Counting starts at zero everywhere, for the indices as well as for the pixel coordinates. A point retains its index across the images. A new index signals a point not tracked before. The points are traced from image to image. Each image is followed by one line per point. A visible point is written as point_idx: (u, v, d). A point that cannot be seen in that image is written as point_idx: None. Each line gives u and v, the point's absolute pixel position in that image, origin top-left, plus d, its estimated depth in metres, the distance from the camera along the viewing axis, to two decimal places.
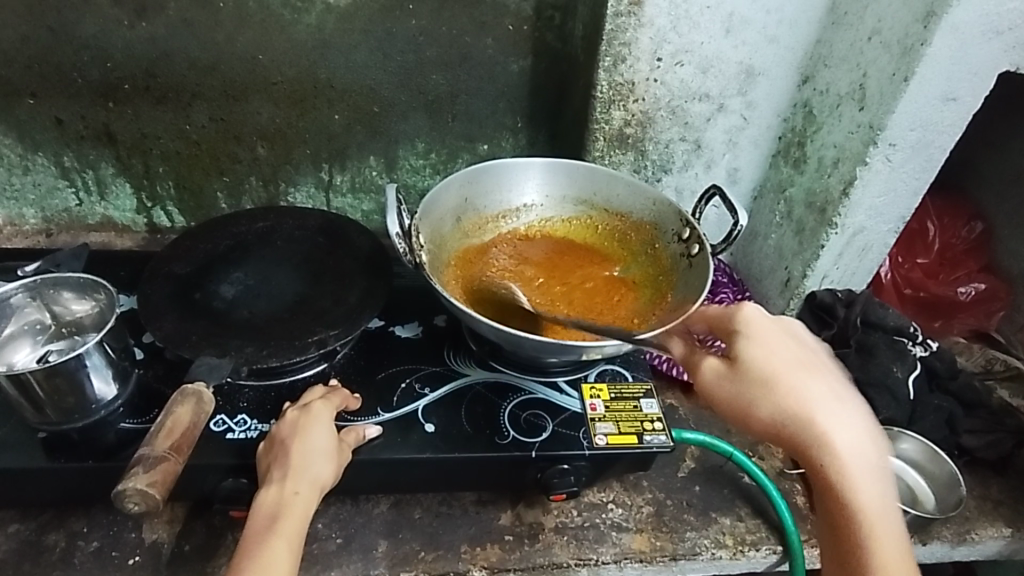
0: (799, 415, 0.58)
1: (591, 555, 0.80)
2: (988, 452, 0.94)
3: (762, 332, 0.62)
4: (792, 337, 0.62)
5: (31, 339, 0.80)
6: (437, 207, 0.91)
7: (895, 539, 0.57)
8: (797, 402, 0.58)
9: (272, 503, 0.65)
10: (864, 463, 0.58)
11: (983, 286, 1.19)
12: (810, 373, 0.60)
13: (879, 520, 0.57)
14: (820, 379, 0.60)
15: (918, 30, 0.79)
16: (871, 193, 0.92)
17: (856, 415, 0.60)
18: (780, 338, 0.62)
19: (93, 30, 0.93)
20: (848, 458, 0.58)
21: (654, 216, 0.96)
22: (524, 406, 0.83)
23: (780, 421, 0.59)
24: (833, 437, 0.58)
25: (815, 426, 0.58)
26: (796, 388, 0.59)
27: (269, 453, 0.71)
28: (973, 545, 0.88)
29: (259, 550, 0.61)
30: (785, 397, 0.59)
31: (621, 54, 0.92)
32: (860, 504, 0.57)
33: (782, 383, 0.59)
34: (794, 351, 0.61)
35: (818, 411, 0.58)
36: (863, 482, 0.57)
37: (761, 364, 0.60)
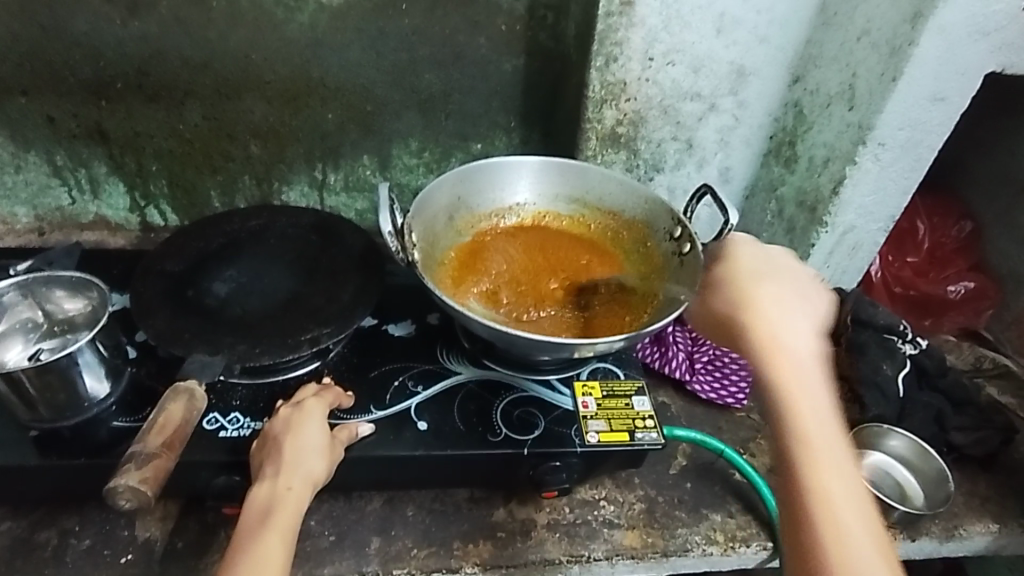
0: (743, 310, 0.64)
1: (582, 552, 0.81)
2: (976, 448, 0.94)
3: (742, 254, 0.70)
4: (770, 260, 0.69)
5: (23, 337, 0.79)
6: (431, 204, 0.92)
7: (830, 450, 0.57)
8: (750, 298, 0.64)
9: (264, 498, 0.65)
10: (809, 367, 0.60)
11: (972, 285, 1.20)
12: (775, 283, 0.66)
13: (808, 425, 0.58)
14: (783, 287, 0.65)
15: (906, 30, 0.80)
16: (860, 192, 0.92)
17: (810, 332, 0.62)
18: (758, 258, 0.69)
19: (85, 27, 0.93)
20: (788, 356, 0.61)
21: (646, 214, 0.96)
22: (517, 403, 0.84)
23: (730, 316, 0.65)
24: (773, 330, 0.62)
25: (753, 319, 0.63)
26: (755, 289, 0.65)
27: (262, 449, 0.71)
28: (961, 540, 0.88)
29: (252, 543, 0.61)
30: (737, 296, 0.66)
31: (612, 53, 0.92)
32: (796, 406, 0.58)
33: (749, 287, 0.66)
34: (762, 265, 0.68)
35: (763, 310, 0.63)
36: (806, 390, 0.59)
37: (726, 277, 0.68)
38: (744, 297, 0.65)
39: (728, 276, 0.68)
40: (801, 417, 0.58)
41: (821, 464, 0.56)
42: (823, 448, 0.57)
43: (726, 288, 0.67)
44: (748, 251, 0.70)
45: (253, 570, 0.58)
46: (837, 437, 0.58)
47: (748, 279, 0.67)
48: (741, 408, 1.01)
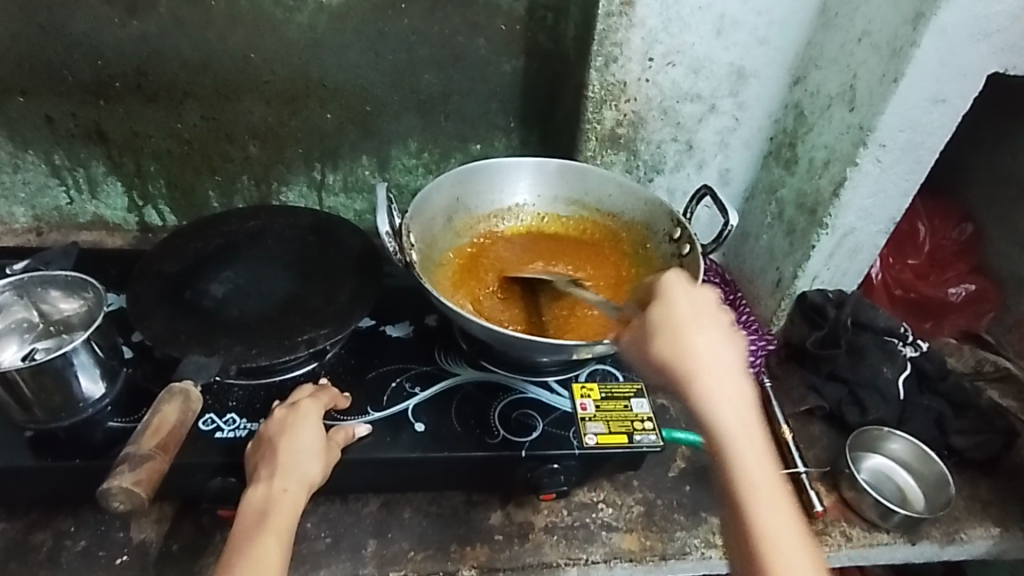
0: (681, 364, 0.57)
1: (580, 555, 0.80)
2: (977, 452, 0.94)
3: (668, 292, 0.62)
4: (692, 298, 0.62)
5: (19, 337, 0.80)
6: (430, 206, 0.91)
7: (781, 519, 0.53)
8: (684, 351, 0.58)
9: (260, 500, 0.64)
10: (746, 429, 0.55)
11: (973, 288, 1.20)
12: (705, 329, 0.59)
13: (760, 494, 0.53)
14: (712, 335, 0.59)
15: (907, 31, 0.80)
16: (860, 194, 0.92)
17: (745, 385, 0.57)
18: (684, 298, 0.61)
19: (83, 27, 0.93)
20: (726, 416, 0.55)
21: (645, 216, 0.96)
22: (515, 405, 0.83)
23: (666, 368, 0.58)
24: (711, 386, 0.56)
25: (695, 374, 0.57)
26: (683, 339, 0.58)
27: (257, 452, 0.70)
28: (962, 545, 0.88)
29: (249, 544, 0.60)
30: (670, 346, 0.58)
31: (612, 54, 0.92)
32: (746, 475, 0.54)
33: (673, 337, 0.59)
34: (688, 307, 0.61)
35: (701, 365, 0.57)
36: (752, 454, 0.54)
37: (658, 319, 0.60)
38: (677, 347, 0.58)
39: (656, 321, 0.60)
40: (753, 487, 0.53)
41: (774, 539, 0.52)
42: (774, 517, 0.52)
43: (654, 334, 0.60)
44: (677, 285, 0.63)
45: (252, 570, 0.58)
46: (786, 502, 0.53)
47: (677, 325, 0.59)
48: None
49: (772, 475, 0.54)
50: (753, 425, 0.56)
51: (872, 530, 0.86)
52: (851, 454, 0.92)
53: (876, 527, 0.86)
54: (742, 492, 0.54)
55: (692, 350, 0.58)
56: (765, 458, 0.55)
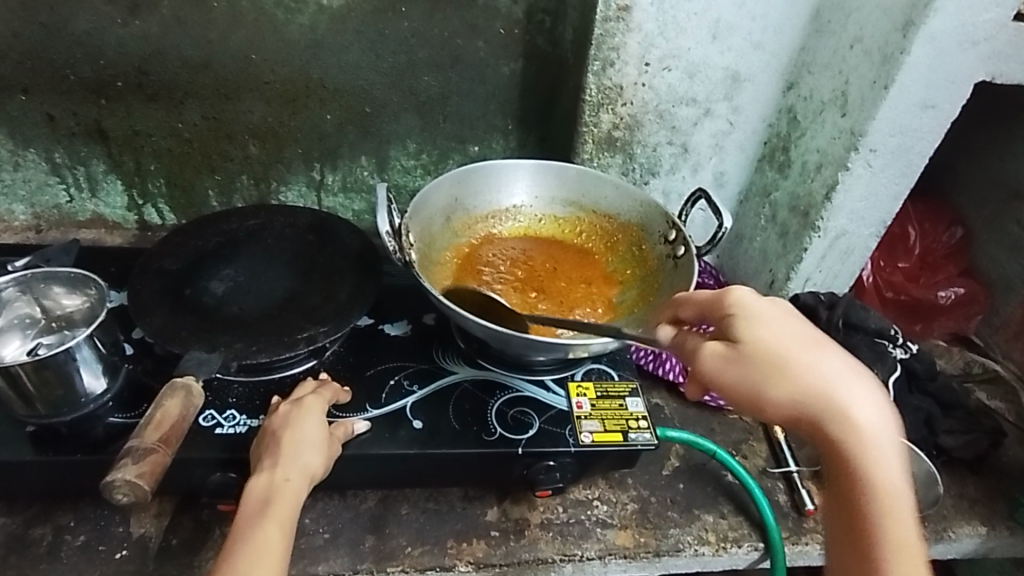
0: (809, 385, 0.57)
1: (575, 551, 0.81)
2: (965, 451, 0.95)
3: (753, 316, 0.60)
4: (794, 320, 0.61)
5: (21, 332, 0.80)
6: (428, 205, 0.93)
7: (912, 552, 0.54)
8: (815, 379, 0.57)
9: (262, 488, 0.66)
10: (891, 455, 0.56)
11: (962, 290, 1.20)
12: (826, 353, 0.59)
13: (901, 522, 0.55)
14: (825, 363, 0.59)
15: (897, 38, 0.81)
16: (852, 197, 0.93)
17: (887, 407, 0.58)
18: (778, 320, 0.60)
19: (86, 26, 0.93)
20: (875, 441, 0.56)
21: (641, 217, 0.97)
22: (512, 403, 0.85)
23: (765, 392, 0.57)
24: (853, 412, 0.57)
25: (835, 402, 0.57)
26: (795, 362, 0.58)
27: (261, 442, 0.72)
28: (949, 543, 0.89)
29: (252, 531, 0.62)
30: (803, 372, 0.58)
31: (609, 57, 0.93)
32: (883, 502, 0.55)
33: (788, 360, 0.58)
34: (786, 330, 0.59)
35: (835, 389, 0.57)
36: (891, 483, 0.55)
37: (760, 341, 0.59)
38: (803, 372, 0.58)
39: (752, 342, 0.59)
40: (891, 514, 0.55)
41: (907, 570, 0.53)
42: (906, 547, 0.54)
43: (748, 354, 0.58)
44: (768, 307, 0.61)
45: (251, 557, 0.59)
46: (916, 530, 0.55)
47: (779, 348, 0.58)
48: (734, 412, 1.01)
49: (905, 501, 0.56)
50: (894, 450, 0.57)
51: None
52: None
53: None
54: (880, 516, 0.55)
55: (829, 369, 0.58)
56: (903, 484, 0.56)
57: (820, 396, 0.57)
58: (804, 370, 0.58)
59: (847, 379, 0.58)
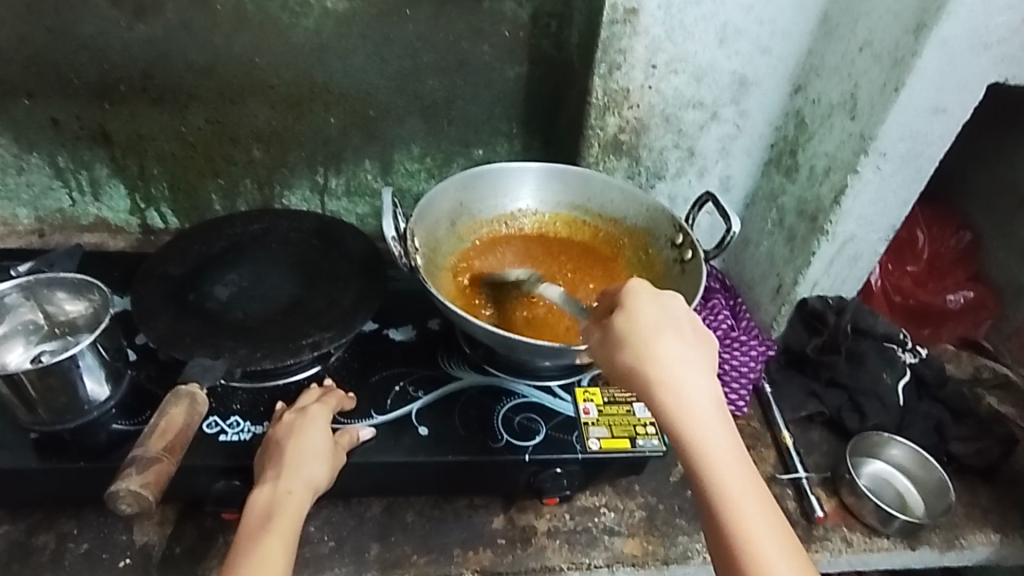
0: (642, 364, 0.58)
1: (583, 559, 0.81)
2: (977, 459, 0.94)
3: (638, 301, 0.61)
4: (661, 306, 0.61)
5: (24, 339, 0.80)
6: (433, 210, 0.92)
7: (760, 516, 0.54)
8: (639, 358, 0.58)
9: (265, 501, 0.65)
10: (715, 428, 0.56)
11: (971, 295, 1.20)
12: (670, 336, 0.59)
13: (734, 497, 0.54)
14: (686, 340, 0.60)
15: (908, 42, 0.80)
16: (861, 202, 0.93)
17: (710, 381, 0.59)
18: (652, 304, 0.61)
19: (90, 30, 0.93)
20: (688, 414, 0.56)
21: (647, 222, 0.96)
22: (518, 409, 0.84)
23: (633, 376, 0.58)
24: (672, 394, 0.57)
25: (654, 382, 0.58)
26: (660, 343, 0.59)
27: (265, 453, 0.71)
28: (961, 551, 0.88)
29: (254, 547, 0.61)
30: (637, 352, 0.58)
31: (616, 61, 0.93)
32: (716, 476, 0.55)
33: (656, 342, 0.59)
34: (662, 312, 0.61)
35: (665, 368, 0.58)
36: (716, 454, 0.55)
37: (623, 327, 0.60)
38: (648, 352, 0.58)
39: (622, 330, 0.60)
40: (723, 484, 0.54)
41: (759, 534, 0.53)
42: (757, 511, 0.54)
43: (623, 341, 0.60)
44: (642, 293, 0.62)
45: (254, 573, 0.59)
46: (759, 494, 0.55)
47: (647, 331, 0.59)
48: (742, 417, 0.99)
49: (742, 469, 0.55)
50: (728, 433, 0.57)
51: (872, 536, 0.87)
52: (852, 460, 0.93)
53: (877, 532, 0.87)
54: (716, 497, 0.54)
55: (666, 352, 0.58)
56: (736, 452, 0.56)
57: (645, 373, 0.58)
58: (638, 352, 0.58)
59: (680, 362, 0.58)
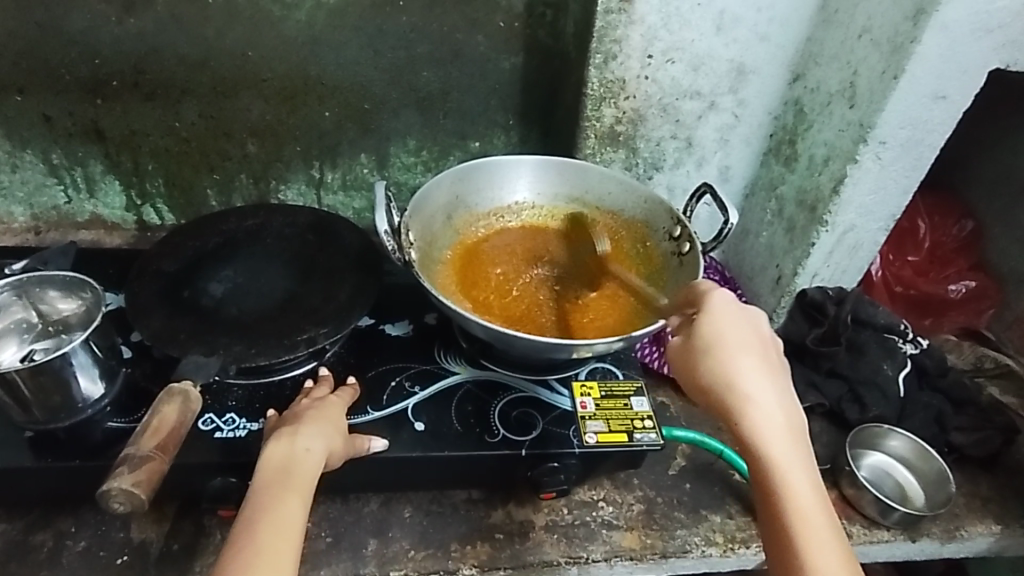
0: (729, 377, 0.60)
1: (581, 553, 0.80)
2: (978, 449, 0.94)
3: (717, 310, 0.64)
4: (744, 322, 0.63)
5: (17, 337, 0.80)
6: (429, 204, 0.91)
7: (830, 544, 0.56)
8: (726, 374, 0.61)
9: (281, 457, 0.64)
10: (791, 448, 0.59)
11: (973, 284, 1.19)
12: (754, 354, 0.62)
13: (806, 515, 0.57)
14: (765, 359, 0.62)
15: (908, 28, 0.79)
16: (861, 190, 0.92)
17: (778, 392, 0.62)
18: (735, 316, 0.64)
19: (81, 25, 0.92)
20: (765, 430, 0.59)
21: (646, 214, 0.95)
22: (515, 404, 0.83)
23: (713, 395, 0.61)
24: (753, 407, 0.60)
25: (736, 394, 0.60)
26: (742, 358, 0.61)
27: (280, 422, 0.71)
28: (963, 542, 0.88)
29: (273, 500, 0.60)
30: (720, 366, 0.61)
31: (612, 51, 0.91)
32: (793, 506, 0.57)
33: (735, 356, 0.61)
34: (746, 326, 0.63)
35: (745, 383, 0.61)
36: (798, 481, 0.58)
37: (706, 338, 0.62)
38: (724, 367, 0.61)
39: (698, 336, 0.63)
40: (802, 522, 0.57)
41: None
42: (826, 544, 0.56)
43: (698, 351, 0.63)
44: (723, 306, 0.64)
45: (276, 530, 0.58)
46: (832, 529, 0.57)
47: (729, 345, 0.62)
48: None
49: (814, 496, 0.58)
50: (799, 449, 0.60)
51: (872, 527, 0.86)
52: (851, 451, 0.92)
53: (878, 525, 0.86)
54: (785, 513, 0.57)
55: (747, 368, 0.61)
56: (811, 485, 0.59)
57: (728, 391, 0.60)
58: (724, 367, 0.61)
59: (761, 378, 0.61)
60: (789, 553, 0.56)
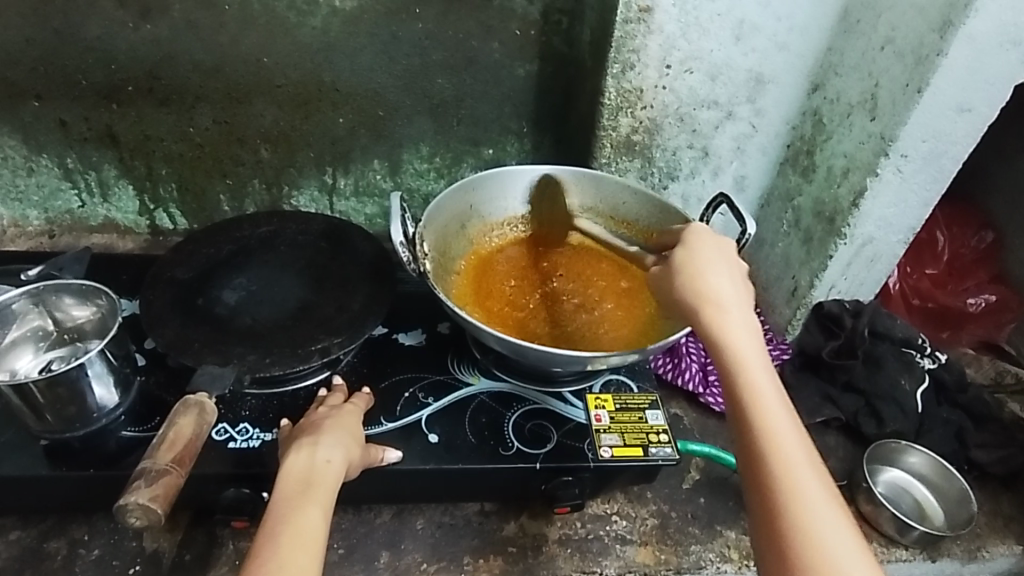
0: (696, 281, 0.63)
1: (595, 568, 0.80)
2: (999, 467, 0.93)
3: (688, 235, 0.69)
4: (716, 245, 0.67)
5: (34, 345, 0.79)
6: (442, 214, 0.91)
7: (787, 428, 0.54)
8: (694, 278, 0.63)
9: (302, 468, 0.64)
10: (754, 341, 0.59)
11: (993, 297, 1.18)
12: (723, 267, 0.65)
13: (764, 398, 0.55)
14: (733, 272, 0.65)
15: (933, 39, 0.78)
16: (881, 204, 0.91)
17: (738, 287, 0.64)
18: (707, 241, 0.68)
19: (98, 32, 0.92)
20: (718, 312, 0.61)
21: (661, 223, 0.94)
22: (529, 416, 0.83)
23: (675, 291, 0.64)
24: (718, 304, 0.61)
25: (702, 293, 0.62)
26: (710, 269, 0.64)
27: (298, 432, 0.71)
28: (983, 562, 0.87)
29: (294, 510, 0.60)
30: (689, 274, 0.64)
31: (629, 60, 0.90)
32: (752, 388, 0.56)
33: (703, 266, 0.64)
34: (717, 249, 0.67)
35: (711, 285, 0.63)
36: (753, 354, 0.58)
37: (678, 255, 0.67)
38: (694, 275, 0.64)
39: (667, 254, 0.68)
40: (759, 400, 0.55)
41: (787, 451, 0.53)
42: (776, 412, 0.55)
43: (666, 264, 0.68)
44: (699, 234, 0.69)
45: (298, 540, 0.57)
46: (792, 417, 0.55)
47: (699, 260, 0.65)
48: None
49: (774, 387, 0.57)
50: (761, 344, 0.59)
51: (890, 545, 0.85)
52: (869, 466, 0.91)
53: (894, 542, 0.85)
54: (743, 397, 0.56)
55: (715, 275, 0.64)
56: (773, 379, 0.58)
57: (694, 290, 0.63)
58: (691, 273, 0.64)
59: (728, 286, 0.63)
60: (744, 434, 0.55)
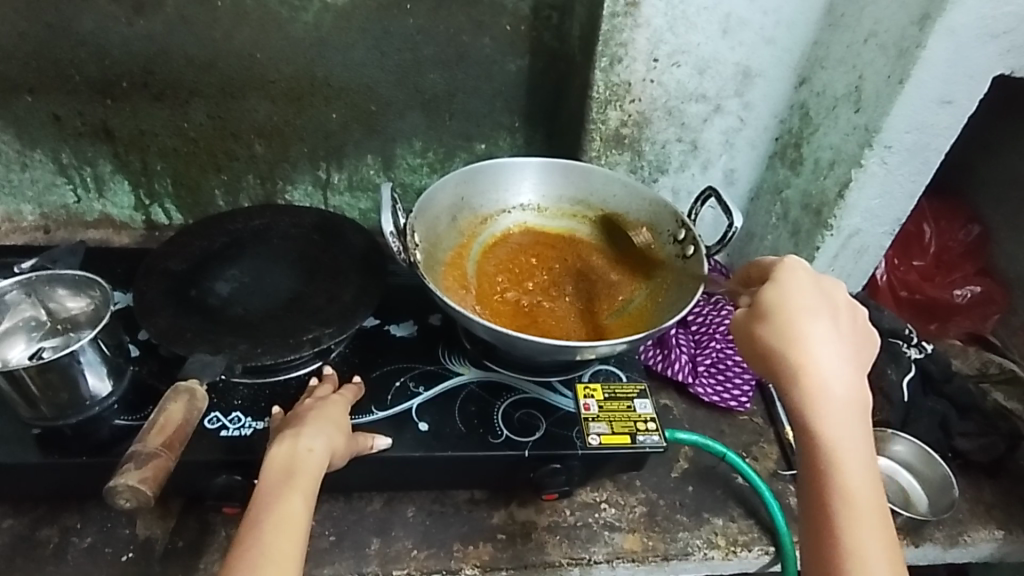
0: (792, 342, 0.59)
1: (583, 554, 0.81)
2: (982, 455, 0.94)
3: (795, 277, 0.62)
4: (817, 289, 0.62)
5: (26, 335, 0.80)
6: (433, 205, 0.91)
7: (872, 527, 0.54)
8: (789, 337, 0.59)
9: (285, 456, 0.65)
10: (851, 420, 0.57)
11: (978, 289, 1.19)
12: (824, 321, 0.60)
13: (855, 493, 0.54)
14: (838, 331, 0.60)
15: (914, 32, 0.79)
16: (866, 195, 0.92)
17: (855, 369, 0.59)
18: (806, 284, 0.62)
19: (91, 26, 0.93)
20: (826, 405, 0.57)
21: (650, 216, 0.95)
22: (518, 405, 0.84)
23: (775, 360, 0.59)
24: (817, 375, 0.58)
25: (801, 359, 0.58)
26: (808, 325, 0.59)
27: (284, 422, 0.72)
28: (965, 548, 0.87)
29: (276, 497, 0.61)
30: (786, 329, 0.59)
31: (618, 54, 0.92)
32: (842, 479, 0.55)
33: (803, 323, 0.59)
34: (818, 296, 0.61)
35: (812, 351, 0.59)
36: (850, 445, 0.56)
37: (771, 300, 0.61)
38: (791, 330, 0.59)
39: (771, 302, 0.61)
40: (847, 493, 0.55)
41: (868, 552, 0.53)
42: (875, 536, 0.53)
43: (767, 315, 0.60)
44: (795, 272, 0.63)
45: (279, 532, 0.58)
46: (879, 512, 0.54)
47: (797, 311, 0.60)
48: (744, 412, 1.00)
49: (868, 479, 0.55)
50: (859, 425, 0.57)
51: None
52: None
53: None
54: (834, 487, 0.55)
55: (814, 333, 0.59)
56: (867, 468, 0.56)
57: (790, 354, 0.59)
58: (788, 329, 0.59)
59: (829, 347, 0.59)
60: (826, 526, 0.54)
